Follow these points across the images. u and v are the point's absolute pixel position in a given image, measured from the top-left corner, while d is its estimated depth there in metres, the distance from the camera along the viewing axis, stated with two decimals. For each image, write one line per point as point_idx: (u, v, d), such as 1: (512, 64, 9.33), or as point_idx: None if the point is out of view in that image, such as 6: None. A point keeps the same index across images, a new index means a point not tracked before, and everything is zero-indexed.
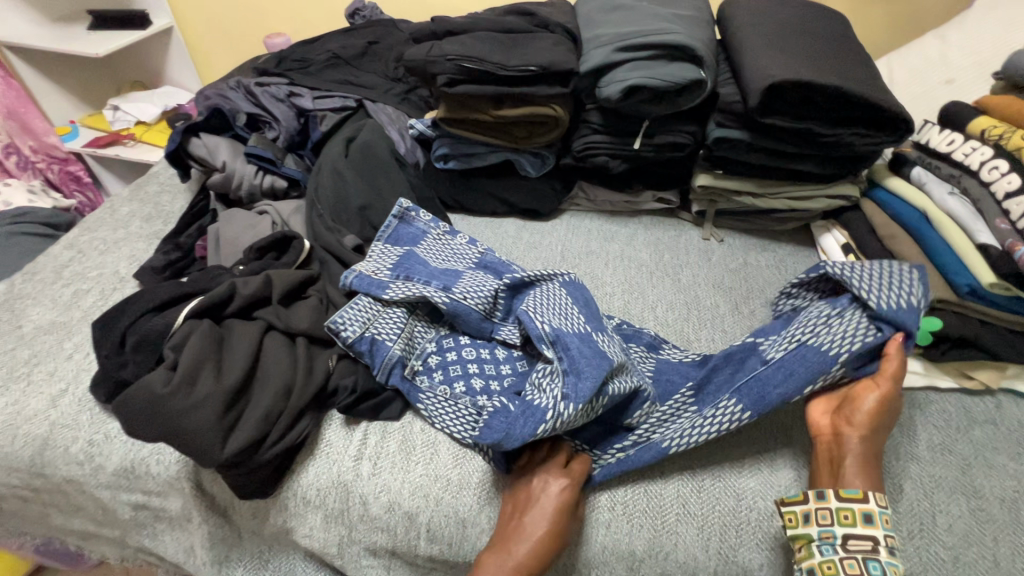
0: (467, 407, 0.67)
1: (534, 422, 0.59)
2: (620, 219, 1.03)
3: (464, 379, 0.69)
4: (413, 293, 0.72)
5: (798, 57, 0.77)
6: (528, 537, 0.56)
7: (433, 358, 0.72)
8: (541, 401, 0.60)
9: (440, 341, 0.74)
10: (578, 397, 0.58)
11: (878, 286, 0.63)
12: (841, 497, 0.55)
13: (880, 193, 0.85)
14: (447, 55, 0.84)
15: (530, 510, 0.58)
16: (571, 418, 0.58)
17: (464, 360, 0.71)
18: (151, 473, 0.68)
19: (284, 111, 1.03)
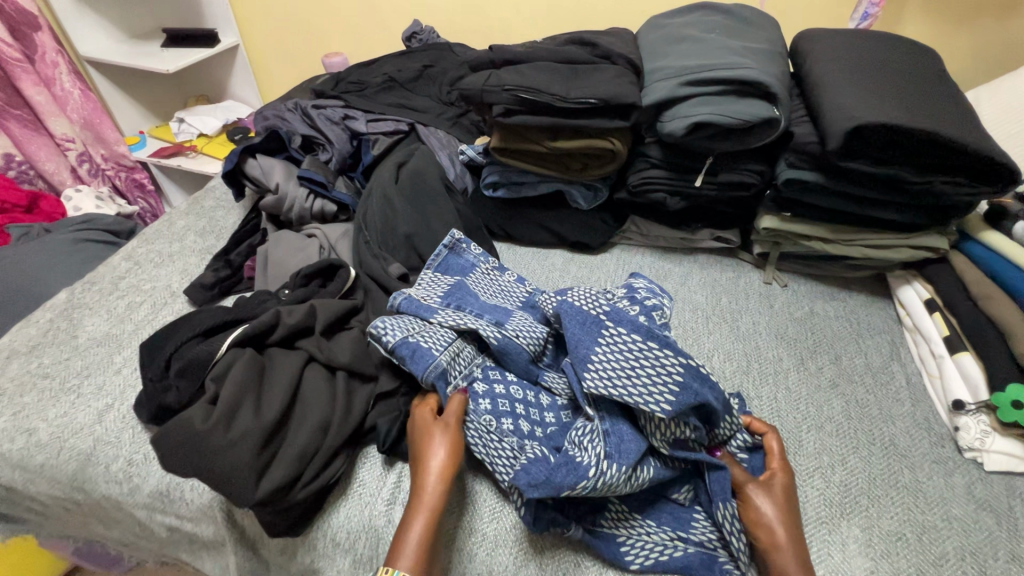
0: (511, 447, 0.61)
1: (575, 476, 0.55)
2: (675, 256, 0.98)
3: (511, 417, 0.64)
4: (464, 324, 0.69)
5: (884, 97, 0.71)
6: (433, 471, 0.58)
7: (478, 386, 0.67)
8: (582, 458, 0.57)
9: (486, 370, 0.69)
10: (624, 457, 0.56)
11: (648, 379, 0.57)
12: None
13: (975, 248, 0.77)
14: (504, 85, 0.82)
15: (423, 457, 0.60)
16: (615, 481, 0.55)
17: (511, 398, 0.66)
18: (185, 499, 0.68)
19: (338, 134, 1.04)
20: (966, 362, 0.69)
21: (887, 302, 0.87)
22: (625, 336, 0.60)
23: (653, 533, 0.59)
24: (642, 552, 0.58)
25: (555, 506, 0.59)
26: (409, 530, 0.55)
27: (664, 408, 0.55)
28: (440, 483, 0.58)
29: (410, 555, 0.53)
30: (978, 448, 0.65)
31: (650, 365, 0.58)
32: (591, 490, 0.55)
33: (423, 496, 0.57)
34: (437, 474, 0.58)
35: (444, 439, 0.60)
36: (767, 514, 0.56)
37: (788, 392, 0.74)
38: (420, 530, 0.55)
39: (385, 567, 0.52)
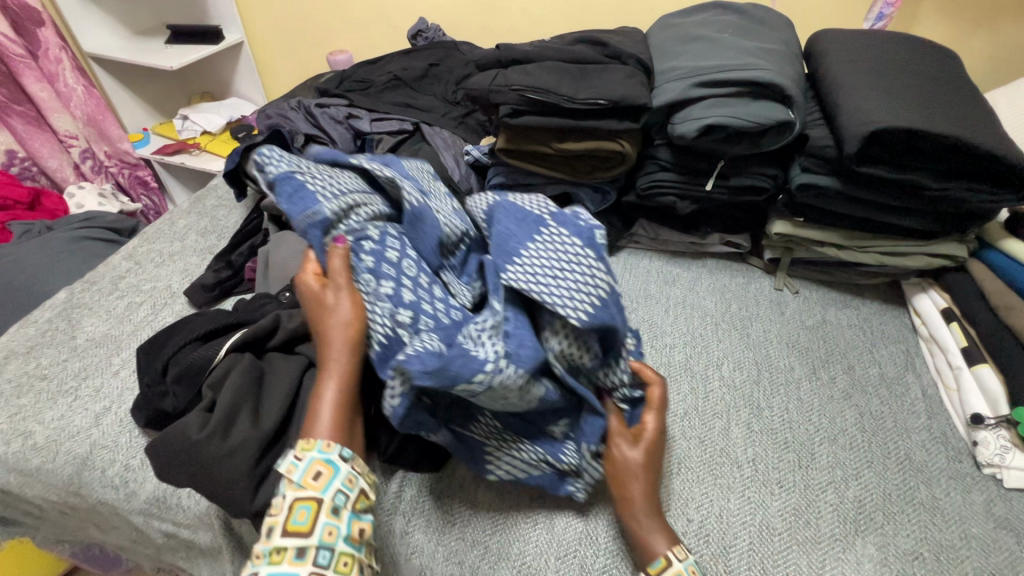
0: (387, 316, 0.56)
1: (473, 369, 0.50)
2: (683, 261, 0.96)
3: (395, 285, 0.58)
4: (381, 175, 0.65)
5: (903, 100, 0.69)
6: (335, 334, 0.55)
7: (369, 245, 0.60)
8: (479, 353, 0.53)
9: (385, 234, 0.62)
10: (526, 360, 0.52)
11: (574, 291, 0.54)
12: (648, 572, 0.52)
13: (992, 255, 0.75)
14: (511, 85, 0.80)
15: (323, 321, 0.56)
16: (512, 381, 0.52)
17: (405, 268, 0.60)
18: (182, 505, 0.66)
19: (342, 133, 1.02)
20: (985, 375, 0.67)
21: (902, 310, 0.85)
22: (560, 234, 0.59)
23: (524, 454, 0.60)
24: (504, 466, 0.61)
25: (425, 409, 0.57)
26: (321, 402, 0.54)
27: (580, 317, 0.53)
28: (346, 345, 0.55)
29: (327, 428, 0.52)
30: (998, 464, 0.63)
31: (577, 273, 0.55)
32: (487, 388, 0.51)
33: (330, 363, 0.55)
34: (342, 336, 0.55)
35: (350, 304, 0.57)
36: (630, 469, 0.57)
37: (799, 402, 0.73)
38: (334, 394, 0.54)
39: (306, 441, 0.51)
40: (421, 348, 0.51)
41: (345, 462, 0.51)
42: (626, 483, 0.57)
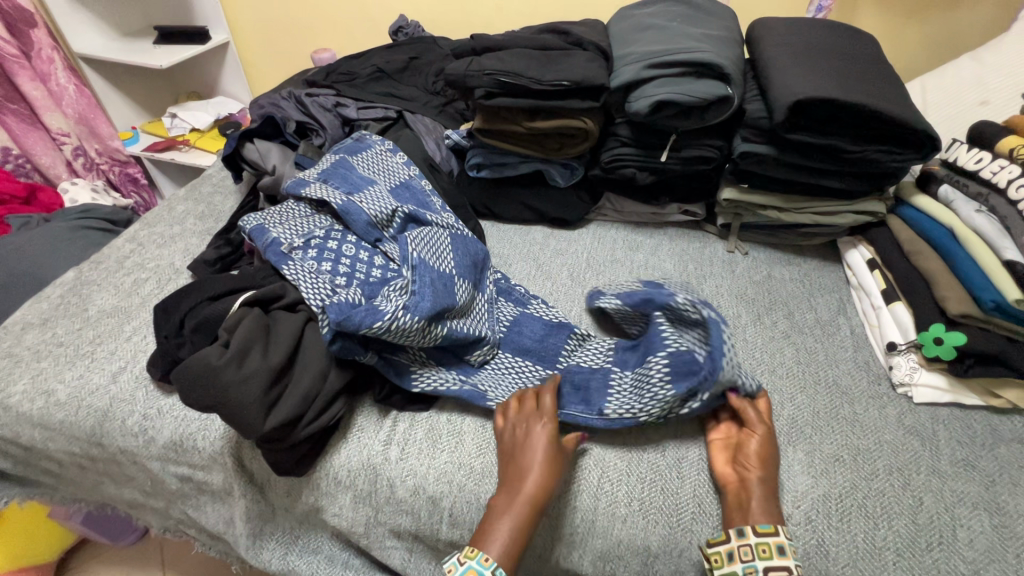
0: (325, 281, 0.75)
1: (374, 317, 0.66)
2: (646, 230, 1.06)
3: (332, 262, 0.79)
4: (324, 193, 0.86)
5: (823, 75, 0.79)
6: (532, 470, 0.61)
7: (315, 241, 0.82)
8: (386, 306, 0.69)
9: (329, 231, 0.84)
10: (418, 309, 0.69)
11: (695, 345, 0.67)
12: (758, 533, 0.57)
13: (909, 211, 0.86)
14: (484, 70, 0.89)
15: (520, 455, 0.63)
16: (407, 325, 0.68)
17: (340, 252, 0.80)
18: (197, 447, 0.74)
19: (331, 120, 1.11)
20: (899, 311, 0.78)
21: (837, 265, 0.96)
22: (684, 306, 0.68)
23: (442, 374, 0.75)
24: (426, 381, 0.73)
25: (358, 342, 0.70)
26: (502, 522, 0.59)
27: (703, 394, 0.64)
28: (527, 493, 0.60)
29: (498, 546, 0.57)
30: (909, 383, 0.74)
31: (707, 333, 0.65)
32: (386, 331, 0.67)
33: (515, 488, 0.60)
34: (537, 475, 0.61)
35: (545, 459, 0.62)
36: (760, 459, 0.63)
37: (746, 343, 0.83)
38: (511, 524, 0.58)
39: (471, 547, 0.58)
40: (340, 301, 0.70)
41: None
42: (750, 468, 0.62)
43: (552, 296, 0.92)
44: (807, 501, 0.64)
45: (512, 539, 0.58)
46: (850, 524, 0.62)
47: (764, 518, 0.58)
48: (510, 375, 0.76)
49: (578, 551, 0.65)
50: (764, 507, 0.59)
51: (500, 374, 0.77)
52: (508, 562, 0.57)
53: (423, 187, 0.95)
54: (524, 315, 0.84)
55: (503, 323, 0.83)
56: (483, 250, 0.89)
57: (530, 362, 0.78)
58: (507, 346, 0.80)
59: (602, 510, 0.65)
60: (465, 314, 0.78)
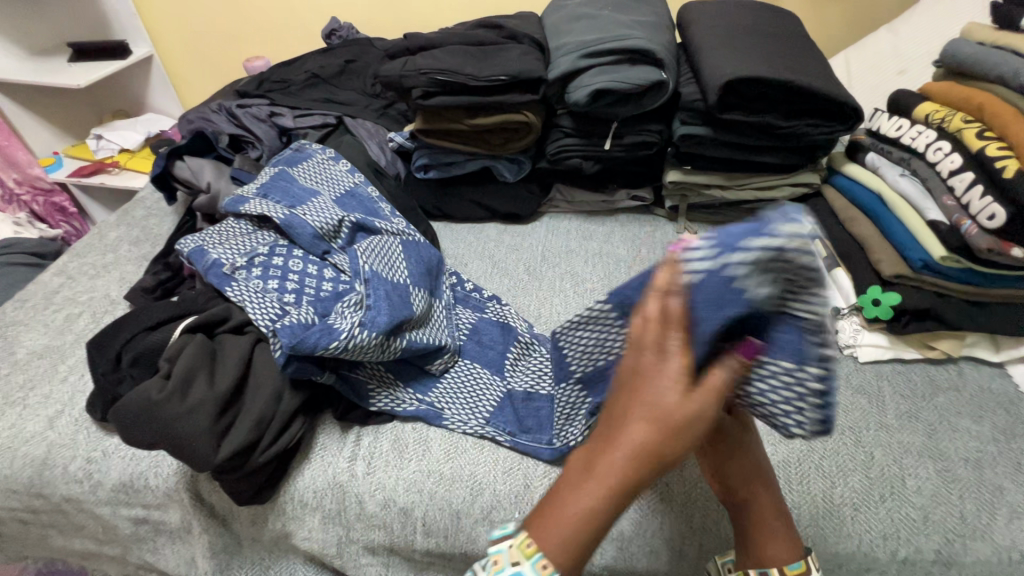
0: (274, 301, 0.71)
1: (328, 337, 0.64)
2: (598, 218, 1.07)
3: (280, 280, 0.75)
4: (264, 207, 0.82)
5: (752, 55, 0.82)
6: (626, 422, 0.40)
7: (259, 259, 0.78)
8: (339, 323, 0.66)
9: (274, 247, 0.81)
10: (373, 325, 0.66)
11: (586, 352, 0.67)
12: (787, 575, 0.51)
13: (840, 179, 0.90)
14: (420, 69, 0.88)
15: (642, 387, 0.40)
16: (364, 342, 0.65)
17: (287, 269, 0.77)
18: (150, 486, 0.70)
19: (266, 131, 1.06)
20: (840, 276, 0.81)
21: None
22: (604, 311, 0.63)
23: (401, 394, 0.74)
24: (383, 400, 0.73)
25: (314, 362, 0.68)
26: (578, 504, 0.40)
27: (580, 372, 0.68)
28: (645, 463, 0.39)
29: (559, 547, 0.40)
30: (853, 344, 0.77)
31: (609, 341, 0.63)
32: (343, 350, 0.64)
33: (600, 437, 0.41)
34: (649, 436, 0.39)
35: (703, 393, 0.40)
36: (749, 463, 0.57)
37: None
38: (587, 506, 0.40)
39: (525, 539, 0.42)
40: (291, 321, 0.66)
41: (502, 542, 0.43)
42: (743, 480, 0.56)
43: (509, 292, 0.92)
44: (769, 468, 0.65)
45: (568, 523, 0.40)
46: (809, 487, 0.64)
47: (791, 556, 0.52)
48: (469, 386, 0.76)
49: None
50: (778, 541, 0.53)
51: (462, 382, 0.76)
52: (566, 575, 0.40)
53: (370, 194, 0.92)
54: (484, 322, 0.84)
55: (462, 331, 0.82)
56: (437, 254, 0.87)
57: (489, 370, 0.78)
58: (468, 354, 0.80)
59: None
60: (424, 323, 0.76)
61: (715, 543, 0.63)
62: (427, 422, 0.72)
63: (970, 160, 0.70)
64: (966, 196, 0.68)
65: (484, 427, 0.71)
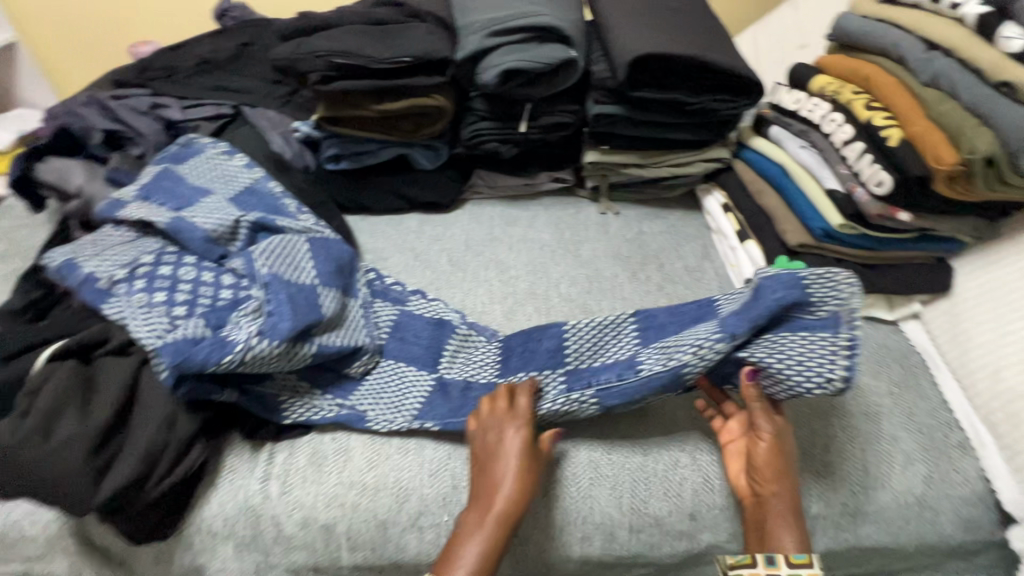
0: (160, 315, 0.64)
1: (221, 352, 0.59)
2: (522, 203, 1.05)
3: (168, 291, 0.67)
4: (145, 213, 0.74)
5: (658, 31, 0.81)
6: (501, 481, 0.57)
7: (144, 269, 0.69)
8: (236, 335, 0.61)
9: (160, 255, 0.72)
10: (274, 334, 0.61)
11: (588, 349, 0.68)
12: (791, 563, 0.52)
13: (749, 153, 0.92)
14: (315, 52, 0.81)
15: (493, 464, 0.59)
16: (264, 353, 0.61)
17: (176, 278, 0.69)
18: (26, 536, 0.61)
19: (148, 124, 0.95)
20: (752, 249, 0.84)
21: (699, 212, 1.01)
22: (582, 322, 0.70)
23: (318, 402, 0.68)
24: (299, 409, 0.67)
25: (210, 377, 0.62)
26: (467, 547, 0.54)
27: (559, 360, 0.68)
28: (503, 515, 0.56)
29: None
30: None
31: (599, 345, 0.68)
32: (240, 364, 0.60)
33: (476, 500, 0.57)
34: (509, 489, 0.57)
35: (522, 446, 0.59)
36: (767, 462, 0.59)
37: (624, 302, 0.85)
38: (478, 549, 0.54)
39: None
40: (175, 338, 0.61)
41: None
42: (765, 476, 0.59)
43: (433, 286, 0.88)
44: (693, 442, 0.67)
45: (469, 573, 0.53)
46: None
47: (793, 546, 0.55)
48: (395, 384, 0.71)
49: None
50: (784, 532, 0.56)
51: (387, 381, 0.72)
52: None
53: (271, 189, 0.85)
54: (406, 315, 0.79)
55: (383, 328, 0.77)
56: (350, 249, 0.82)
57: (416, 365, 0.73)
58: (390, 353, 0.75)
59: None
60: (337, 325, 0.71)
61: (646, 522, 0.63)
62: (348, 428, 0.68)
63: (860, 130, 0.73)
64: (857, 164, 0.72)
65: (413, 422, 0.67)
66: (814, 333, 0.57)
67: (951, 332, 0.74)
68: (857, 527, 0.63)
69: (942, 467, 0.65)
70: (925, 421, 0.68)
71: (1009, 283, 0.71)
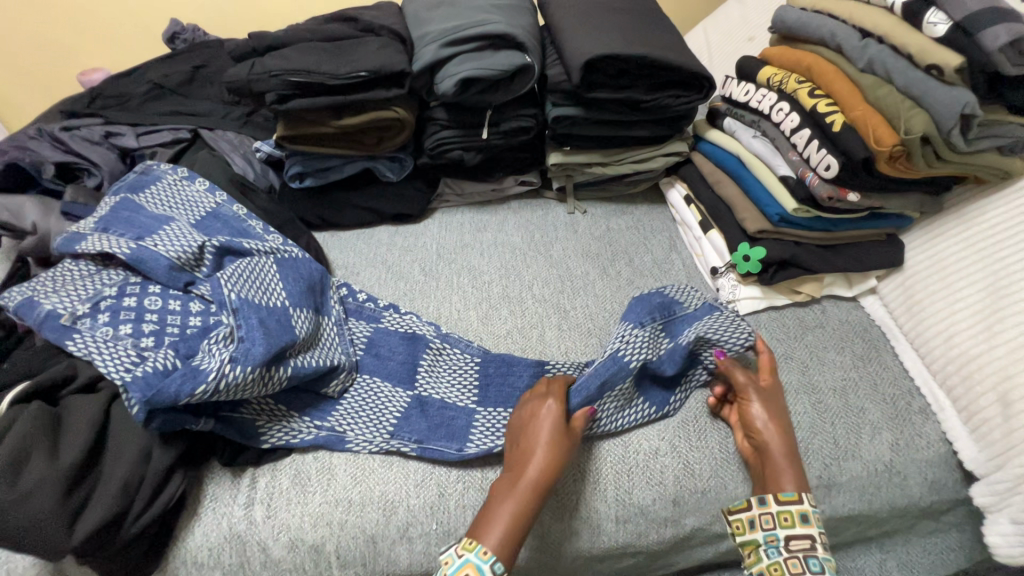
0: (127, 348, 0.62)
1: (193, 382, 0.58)
2: (490, 208, 1.06)
3: (134, 323, 0.66)
4: (105, 244, 0.72)
5: (610, 32, 0.83)
6: (537, 450, 0.60)
7: (106, 302, 0.68)
8: (207, 363, 0.60)
9: (123, 287, 0.70)
10: (247, 359, 0.61)
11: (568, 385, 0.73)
12: (779, 501, 0.60)
13: (706, 145, 0.95)
14: (270, 71, 0.81)
15: (528, 433, 0.63)
16: (239, 379, 0.60)
17: (142, 309, 0.68)
18: None
19: (103, 154, 0.94)
20: (715, 238, 0.88)
21: (663, 206, 1.04)
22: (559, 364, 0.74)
23: (297, 424, 0.68)
24: (277, 433, 0.67)
25: (183, 408, 0.61)
26: (502, 507, 0.57)
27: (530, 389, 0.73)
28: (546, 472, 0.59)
29: (495, 536, 0.55)
30: (733, 299, 0.82)
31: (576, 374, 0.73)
32: (214, 393, 0.59)
33: (511, 465, 0.61)
34: (543, 455, 0.60)
35: (558, 416, 0.63)
36: (754, 414, 0.65)
37: (596, 298, 0.86)
38: (510, 508, 0.57)
39: (468, 539, 0.56)
40: (144, 371, 0.59)
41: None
42: (756, 428, 0.64)
43: (407, 297, 0.88)
44: (670, 430, 0.69)
45: (505, 526, 0.56)
46: (706, 441, 0.68)
47: (787, 484, 0.60)
48: (373, 401, 0.72)
49: None
50: (781, 474, 0.61)
51: (365, 398, 0.72)
52: (503, 553, 0.55)
53: (235, 212, 0.84)
54: (380, 332, 0.79)
55: (358, 345, 0.78)
56: (319, 268, 0.81)
57: (393, 381, 0.74)
58: (366, 370, 0.75)
59: None
60: (311, 345, 0.71)
61: (632, 512, 0.64)
62: (328, 448, 0.68)
63: (805, 117, 0.76)
64: (805, 151, 0.75)
65: (390, 442, 0.68)
66: (705, 317, 0.72)
67: (905, 304, 0.77)
68: (832, 498, 0.66)
69: (907, 433, 0.68)
70: (888, 391, 0.71)
71: (956, 253, 0.75)
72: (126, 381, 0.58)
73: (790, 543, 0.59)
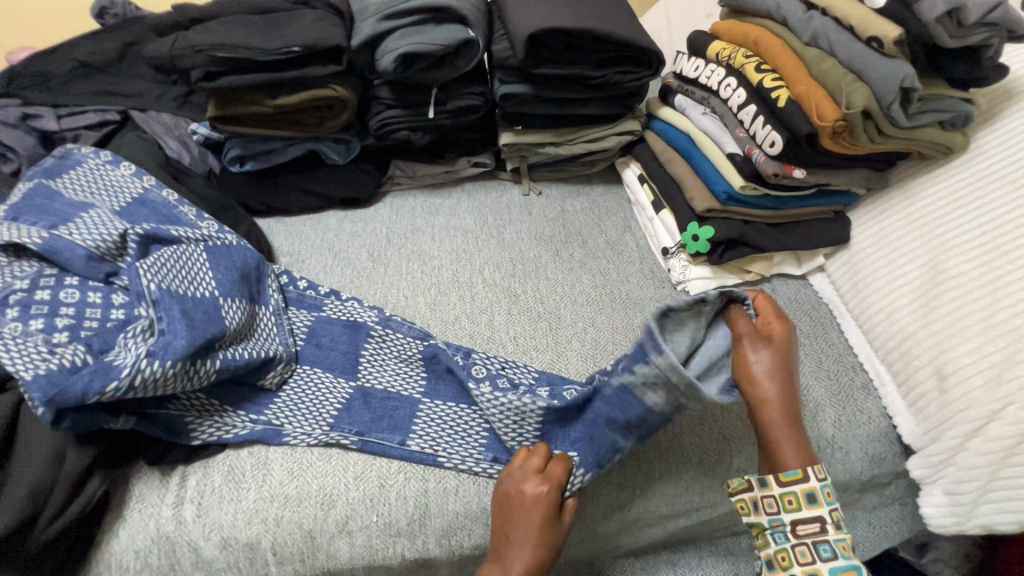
0: (37, 343, 0.58)
1: (105, 379, 0.55)
2: (443, 190, 1.02)
3: (46, 317, 0.61)
4: (14, 234, 0.66)
5: (555, 5, 0.80)
6: (524, 553, 0.56)
7: (15, 296, 0.62)
8: (122, 359, 0.57)
9: (36, 280, 0.65)
10: (165, 353, 0.57)
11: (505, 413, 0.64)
12: (782, 482, 0.58)
13: (659, 123, 0.94)
14: (195, 46, 0.76)
15: (514, 525, 0.57)
16: (156, 375, 0.57)
17: (56, 302, 0.63)
18: None
19: (19, 138, 0.91)
20: (665, 218, 0.87)
21: (619, 186, 1.02)
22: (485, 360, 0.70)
23: (230, 419, 0.65)
24: (209, 429, 0.64)
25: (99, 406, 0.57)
26: None
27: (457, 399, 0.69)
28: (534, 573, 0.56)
29: None
30: (684, 279, 0.83)
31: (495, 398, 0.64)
32: (128, 390, 0.56)
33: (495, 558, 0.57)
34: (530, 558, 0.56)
35: (546, 517, 0.57)
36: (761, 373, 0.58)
37: (547, 282, 0.84)
38: None
39: None
40: (48, 368, 0.55)
41: None
42: (760, 387, 0.58)
43: (353, 284, 0.85)
44: None
45: None
46: None
47: (790, 463, 0.58)
48: (313, 392, 0.69)
49: (420, 539, 0.62)
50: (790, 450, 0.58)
51: (304, 390, 0.69)
52: None
53: (164, 198, 0.79)
54: (321, 322, 0.76)
55: (299, 335, 0.75)
56: (255, 254, 0.77)
57: (334, 372, 0.71)
58: (307, 360, 0.72)
59: (432, 490, 0.63)
60: (244, 336, 0.68)
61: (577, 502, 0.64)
62: (263, 442, 0.65)
63: (753, 93, 0.75)
64: (752, 127, 0.74)
65: (329, 433, 0.65)
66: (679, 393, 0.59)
67: (851, 281, 0.77)
68: None
69: (850, 409, 0.68)
70: (832, 367, 0.72)
71: (900, 228, 0.75)
72: (30, 380, 0.54)
73: (797, 528, 0.58)
